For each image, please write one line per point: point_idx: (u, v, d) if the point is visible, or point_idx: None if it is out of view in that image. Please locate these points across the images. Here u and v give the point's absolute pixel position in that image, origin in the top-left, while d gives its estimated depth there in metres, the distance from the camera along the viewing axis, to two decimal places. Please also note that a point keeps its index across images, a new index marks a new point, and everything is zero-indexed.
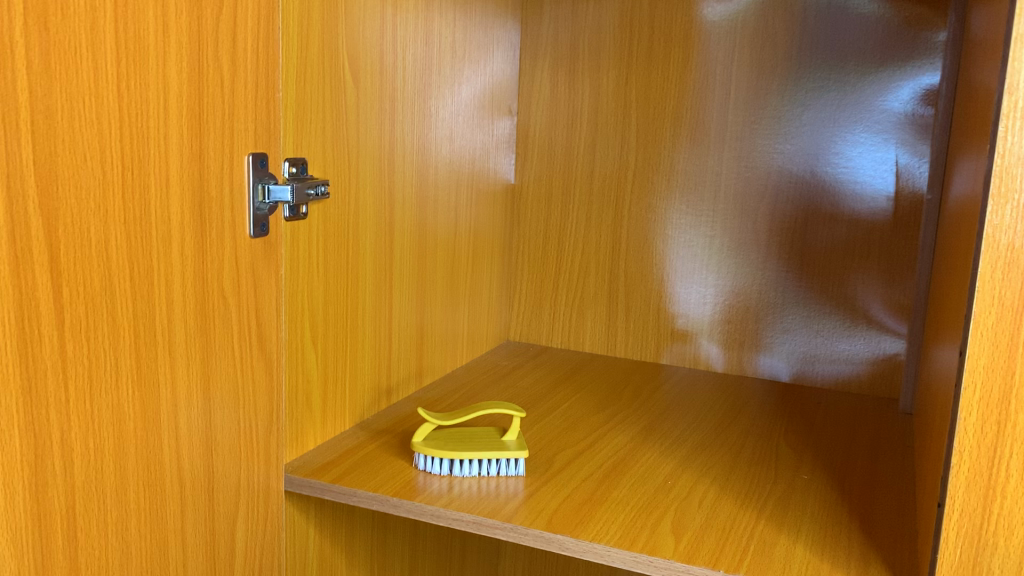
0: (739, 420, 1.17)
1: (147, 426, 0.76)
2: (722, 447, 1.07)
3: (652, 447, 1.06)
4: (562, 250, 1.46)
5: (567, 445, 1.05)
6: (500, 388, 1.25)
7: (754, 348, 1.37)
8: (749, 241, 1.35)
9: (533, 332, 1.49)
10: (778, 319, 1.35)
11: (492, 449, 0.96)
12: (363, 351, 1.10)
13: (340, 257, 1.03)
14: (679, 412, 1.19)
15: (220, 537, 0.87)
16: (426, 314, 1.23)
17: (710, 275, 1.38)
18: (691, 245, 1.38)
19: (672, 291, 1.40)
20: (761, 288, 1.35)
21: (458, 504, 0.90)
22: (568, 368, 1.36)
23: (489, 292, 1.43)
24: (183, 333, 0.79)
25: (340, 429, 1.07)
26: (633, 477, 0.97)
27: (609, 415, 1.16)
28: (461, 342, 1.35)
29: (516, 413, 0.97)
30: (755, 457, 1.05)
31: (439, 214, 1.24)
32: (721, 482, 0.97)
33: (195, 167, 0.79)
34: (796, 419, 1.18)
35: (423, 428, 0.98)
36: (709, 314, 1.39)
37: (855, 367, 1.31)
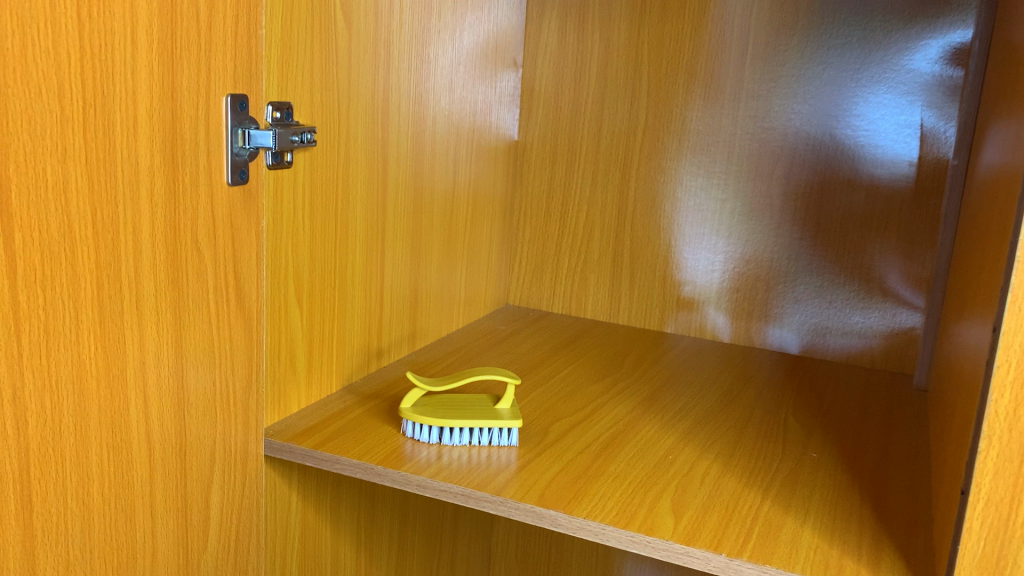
0: (745, 393, 1.12)
1: (112, 385, 0.71)
2: (727, 420, 1.02)
3: (653, 418, 1.01)
4: (566, 211, 1.40)
5: (563, 415, 1.00)
6: (496, 354, 1.20)
7: (763, 318, 1.31)
8: (762, 207, 1.29)
9: (533, 297, 1.44)
10: (789, 289, 1.29)
11: (484, 417, 0.91)
12: (352, 311, 1.04)
13: (327, 210, 0.97)
14: (681, 383, 1.13)
15: (194, 503, 0.82)
16: (420, 274, 1.18)
17: (719, 241, 1.32)
18: (701, 210, 1.32)
19: (680, 257, 1.34)
20: (773, 256, 1.29)
21: (446, 474, 0.85)
22: (569, 335, 1.30)
23: (489, 253, 1.37)
24: (152, 286, 0.74)
25: (326, 392, 1.02)
26: (631, 450, 0.92)
27: (609, 384, 1.11)
28: (457, 304, 1.29)
29: (510, 380, 0.92)
30: (760, 432, 0.99)
31: (436, 169, 1.18)
32: (723, 458, 0.92)
33: (167, 106, 0.73)
34: (805, 393, 1.13)
35: (412, 393, 0.93)
36: (718, 281, 1.33)
37: (868, 341, 1.26)
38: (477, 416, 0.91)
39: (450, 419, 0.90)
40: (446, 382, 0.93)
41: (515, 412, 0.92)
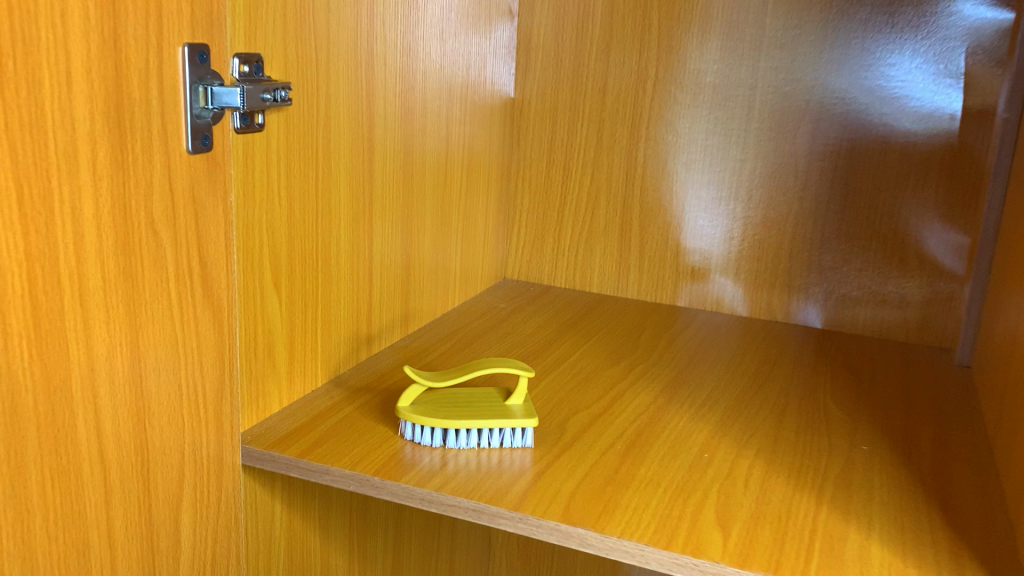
0: (776, 374, 1.01)
1: (53, 399, 0.59)
2: (761, 409, 0.91)
3: (680, 408, 0.90)
4: (569, 175, 1.27)
5: (579, 408, 0.89)
6: (498, 337, 1.08)
7: (786, 290, 1.20)
8: (785, 167, 1.17)
9: (534, 270, 1.32)
10: (816, 258, 1.18)
11: (495, 416, 0.79)
12: (337, 295, 0.92)
13: (306, 181, 0.84)
14: (704, 364, 1.02)
15: (161, 527, 0.70)
16: (412, 248, 1.06)
17: (738, 206, 1.20)
18: (718, 171, 1.20)
19: (695, 224, 1.23)
20: (798, 221, 1.18)
21: (454, 486, 0.73)
22: (575, 312, 1.19)
23: (485, 223, 1.25)
24: (98, 277, 0.61)
25: (310, 387, 0.90)
26: (661, 449, 0.81)
27: (626, 369, 1.00)
28: (452, 280, 1.17)
29: (523, 373, 0.80)
30: (800, 422, 0.89)
31: (427, 130, 1.05)
32: (765, 455, 0.81)
33: (108, 57, 0.59)
34: (842, 373, 1.02)
35: (411, 390, 0.81)
36: (736, 250, 1.22)
37: (904, 312, 1.15)
38: (487, 414, 0.79)
39: (456, 419, 0.78)
40: (449, 376, 0.82)
41: (529, 409, 0.81)
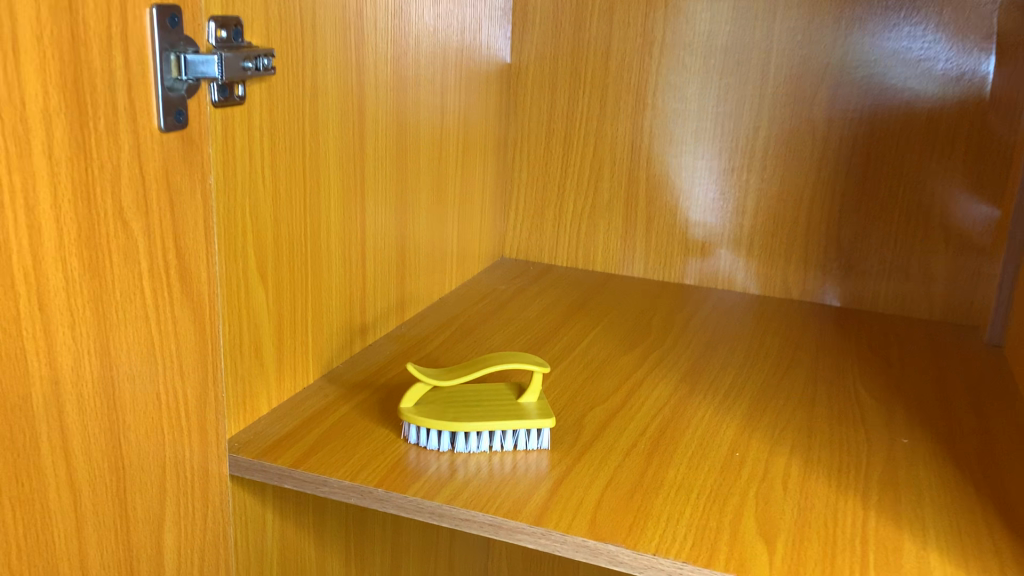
0: (799, 359, 0.94)
1: (11, 419, 0.51)
2: (789, 399, 0.85)
3: (703, 400, 0.84)
4: (570, 147, 1.20)
5: (595, 403, 0.82)
6: (501, 324, 1.01)
7: (802, 266, 1.13)
8: (802, 136, 1.10)
9: (533, 248, 1.24)
10: (834, 232, 1.11)
11: (509, 416, 0.72)
12: (329, 282, 0.84)
13: (293, 159, 0.76)
14: (722, 349, 0.96)
15: (142, 551, 0.63)
16: (407, 229, 0.98)
17: (751, 178, 1.13)
18: (730, 141, 1.13)
19: (704, 197, 1.15)
20: (815, 193, 1.11)
21: (467, 496, 0.66)
22: (580, 294, 1.12)
23: (481, 199, 1.17)
24: (59, 276, 0.53)
25: (302, 385, 0.82)
26: (688, 448, 0.75)
27: (640, 356, 0.93)
28: (449, 261, 1.09)
29: (538, 369, 0.73)
30: (832, 413, 0.82)
31: (421, 100, 0.97)
32: (801, 453, 0.75)
33: (63, 21, 0.51)
34: (869, 356, 0.96)
35: (415, 389, 0.74)
36: (749, 224, 1.15)
37: (928, 289, 1.09)
38: (499, 414, 0.72)
39: (465, 421, 0.71)
40: (456, 373, 0.74)
41: (544, 408, 0.74)
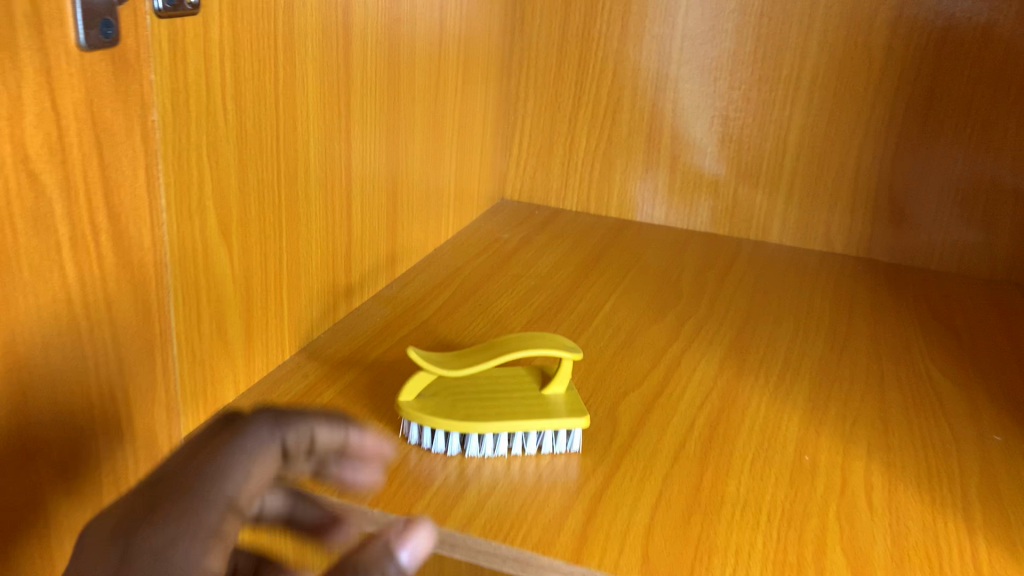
0: (855, 329, 0.82)
1: None
2: (854, 384, 0.72)
3: (754, 384, 0.71)
4: (583, 73, 1.04)
5: (628, 387, 0.69)
6: (507, 283, 0.87)
7: (847, 216, 1.00)
8: (856, 65, 0.95)
9: (538, 189, 1.10)
10: (886, 178, 0.97)
11: (533, 411, 0.59)
12: (308, 238, 0.69)
13: (262, 86, 0.60)
14: (767, 316, 0.82)
15: None
16: (399, 170, 0.82)
17: (794, 113, 0.98)
18: (772, 70, 0.97)
19: (738, 134, 1.01)
20: (867, 132, 0.96)
21: (486, 520, 0.53)
22: (595, 245, 0.98)
23: (482, 133, 1.01)
24: None
25: (275, 362, 0.68)
26: (748, 451, 0.62)
27: (674, 326, 0.79)
28: (445, 206, 0.94)
29: (567, 357, 0.60)
30: (906, 402, 0.70)
31: (418, 13, 0.80)
32: (880, 456, 0.63)
33: None
34: (932, 325, 0.84)
35: (417, 380, 0.60)
36: (788, 167, 1.00)
37: (990, 242, 0.96)
38: (521, 411, 0.59)
39: (481, 420, 0.57)
40: (466, 358, 0.60)
41: (575, 402, 0.60)
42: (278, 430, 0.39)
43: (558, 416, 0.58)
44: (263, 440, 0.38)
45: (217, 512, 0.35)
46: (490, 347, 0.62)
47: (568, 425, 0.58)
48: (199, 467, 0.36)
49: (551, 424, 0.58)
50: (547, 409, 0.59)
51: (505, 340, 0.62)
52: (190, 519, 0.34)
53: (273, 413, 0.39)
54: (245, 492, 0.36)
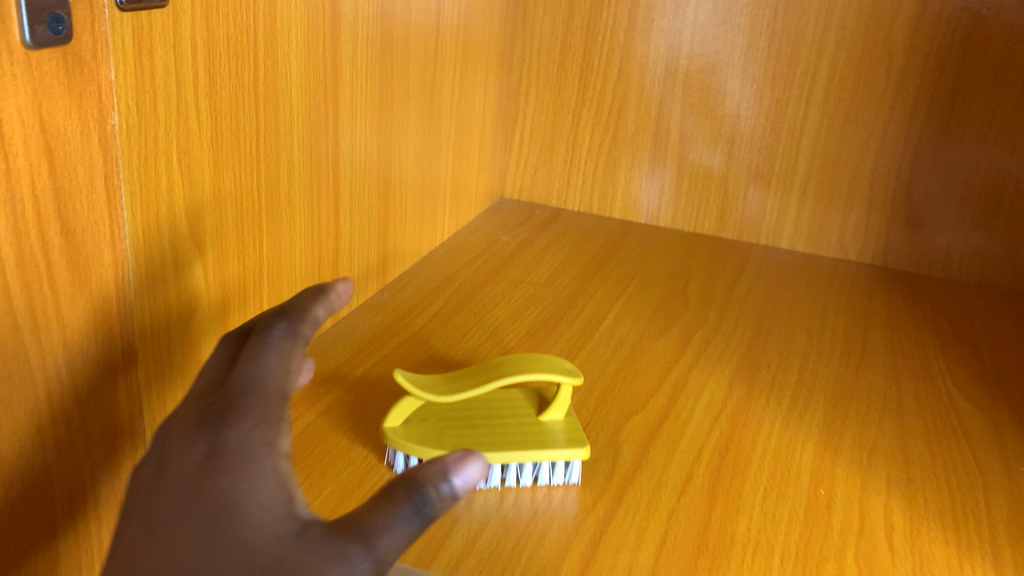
0: (872, 345, 0.77)
1: None
2: (871, 408, 0.68)
3: (766, 406, 0.66)
4: (589, 67, 0.99)
5: (633, 410, 0.64)
6: (505, 289, 0.83)
7: (862, 222, 0.95)
8: (876, 63, 0.90)
9: (539, 187, 1.05)
10: (905, 182, 0.93)
11: (529, 440, 0.54)
12: (292, 246, 0.65)
13: (240, 85, 0.55)
14: (778, 330, 0.78)
15: None
16: (392, 170, 0.78)
17: (810, 113, 0.93)
18: (787, 67, 0.92)
19: (750, 134, 0.96)
20: (886, 134, 0.92)
21: (476, 563, 0.49)
22: (598, 249, 0.93)
23: (481, 129, 0.97)
24: None
25: None
26: (760, 483, 0.57)
27: (681, 341, 0.75)
28: (441, 207, 0.90)
29: (566, 382, 0.55)
30: (927, 428, 0.66)
31: (415, 3, 0.75)
32: (900, 490, 0.58)
33: None
34: (954, 341, 0.79)
35: (405, 405, 0.55)
36: (801, 169, 0.95)
37: (1012, 252, 0.92)
38: (516, 441, 0.54)
39: (472, 450, 0.53)
40: (457, 383, 0.56)
41: (574, 430, 0.56)
42: (296, 332, 0.42)
43: (556, 445, 0.54)
44: (279, 338, 0.41)
45: (277, 404, 0.38)
46: (483, 370, 0.57)
47: (567, 455, 0.54)
48: (244, 375, 0.39)
49: (548, 455, 0.53)
50: (544, 438, 0.55)
51: (499, 363, 0.57)
52: (255, 414, 0.37)
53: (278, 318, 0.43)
54: (287, 382, 0.39)
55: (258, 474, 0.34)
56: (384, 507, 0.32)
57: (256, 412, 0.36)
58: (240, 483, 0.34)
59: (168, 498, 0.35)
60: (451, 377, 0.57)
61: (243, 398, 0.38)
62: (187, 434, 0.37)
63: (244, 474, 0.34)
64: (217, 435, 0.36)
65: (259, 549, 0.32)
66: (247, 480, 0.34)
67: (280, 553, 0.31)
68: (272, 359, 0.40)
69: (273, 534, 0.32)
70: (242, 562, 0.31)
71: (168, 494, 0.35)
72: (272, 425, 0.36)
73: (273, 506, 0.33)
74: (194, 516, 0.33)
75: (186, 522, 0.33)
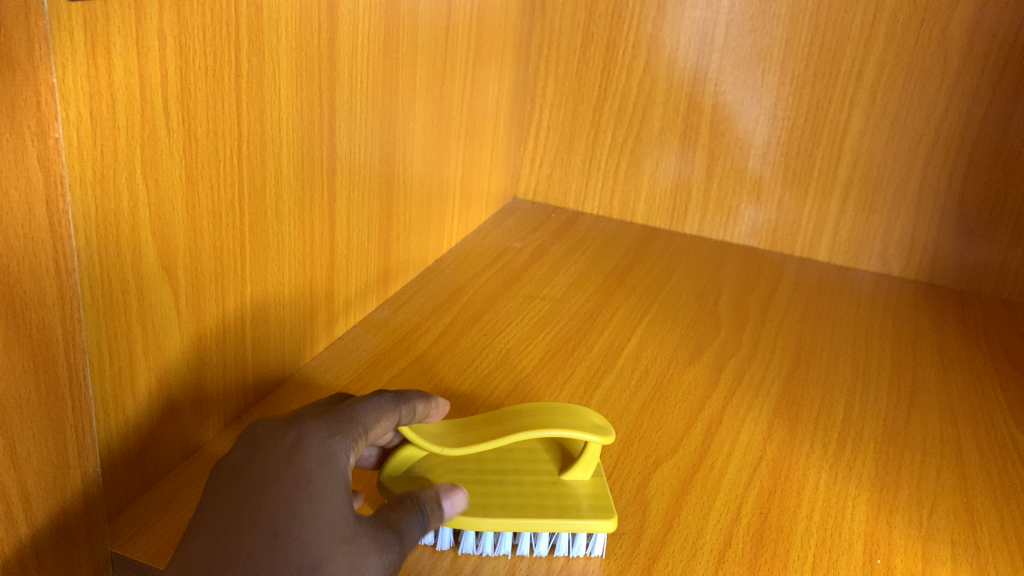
0: (924, 378, 0.70)
1: None
2: (927, 455, 0.60)
3: (809, 453, 0.59)
4: (612, 59, 0.91)
5: (661, 456, 0.57)
6: (519, 306, 0.75)
7: (906, 233, 0.88)
8: (930, 61, 0.81)
9: (555, 188, 0.98)
10: (956, 192, 0.85)
11: (548, 504, 0.47)
12: (281, 265, 0.57)
13: (220, 86, 0.47)
14: (819, 360, 0.71)
15: None
16: (396, 176, 0.70)
17: (854, 115, 0.85)
18: (830, 64, 0.84)
19: (787, 135, 0.88)
20: (938, 139, 0.84)
21: None
22: (620, 259, 0.86)
23: (494, 126, 0.89)
24: None
25: (238, 413, 0.57)
26: (808, 550, 0.50)
27: (712, 371, 0.68)
28: (449, 212, 0.83)
29: (594, 441, 0.48)
30: (992, 481, 0.58)
31: None
32: (967, 559, 0.51)
33: None
34: (1013, 374, 0.72)
35: (407, 455, 0.48)
36: (843, 176, 0.88)
37: None
38: (532, 506, 0.47)
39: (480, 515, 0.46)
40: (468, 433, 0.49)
41: (600, 496, 0.48)
42: (400, 399, 0.47)
43: (579, 514, 0.47)
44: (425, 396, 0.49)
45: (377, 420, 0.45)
46: (500, 420, 0.50)
47: (591, 526, 0.46)
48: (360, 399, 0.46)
49: (570, 525, 0.46)
50: (566, 503, 0.47)
51: (517, 413, 0.50)
52: (350, 419, 0.44)
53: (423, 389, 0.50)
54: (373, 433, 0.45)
55: (335, 471, 0.40)
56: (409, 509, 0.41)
57: (343, 430, 0.43)
58: (320, 469, 0.40)
59: (247, 471, 0.40)
60: (462, 426, 0.50)
61: (334, 417, 0.44)
62: (276, 429, 0.43)
63: (322, 466, 0.40)
64: (305, 429, 0.42)
65: (329, 524, 0.38)
66: (323, 469, 0.40)
67: (346, 532, 0.38)
68: (369, 407, 0.45)
69: (341, 518, 0.39)
70: (313, 538, 0.37)
71: (250, 476, 0.40)
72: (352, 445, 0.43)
73: (338, 507, 0.39)
74: (274, 490, 0.39)
75: (264, 494, 0.39)
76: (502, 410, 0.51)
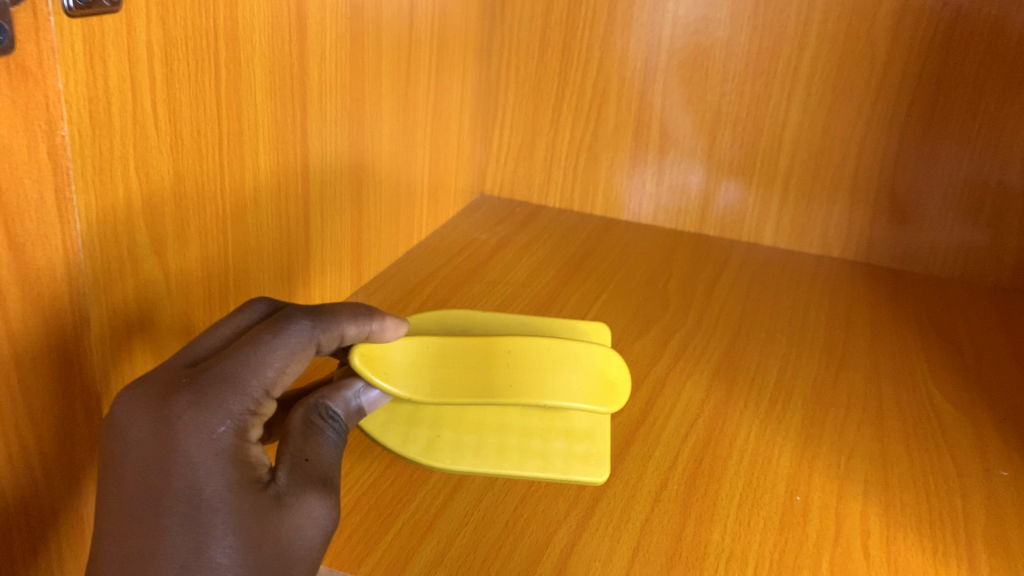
0: (853, 345, 0.76)
1: None
2: (851, 411, 0.67)
3: (743, 410, 0.66)
4: (568, 62, 0.97)
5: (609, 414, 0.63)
6: (484, 288, 0.82)
7: (844, 217, 0.95)
8: (859, 57, 0.88)
9: (519, 184, 1.05)
10: (887, 177, 0.92)
11: (535, 451, 0.51)
12: (261, 251, 0.63)
13: (202, 90, 0.53)
14: (757, 330, 0.77)
15: None
16: (365, 172, 0.76)
17: (792, 108, 0.92)
18: (768, 62, 0.91)
19: (731, 128, 0.95)
20: (868, 130, 0.91)
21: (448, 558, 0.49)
22: (578, 247, 0.93)
23: (459, 126, 0.95)
24: None
25: None
26: (734, 490, 0.57)
27: (659, 341, 0.74)
28: (419, 205, 0.89)
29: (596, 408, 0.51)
30: (905, 430, 0.65)
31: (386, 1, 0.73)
32: (877, 495, 0.57)
33: None
34: (934, 340, 0.78)
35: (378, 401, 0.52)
36: (784, 165, 0.94)
37: (996, 245, 0.91)
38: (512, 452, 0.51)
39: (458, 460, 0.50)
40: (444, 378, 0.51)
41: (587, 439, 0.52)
42: (314, 334, 0.45)
43: (561, 463, 0.51)
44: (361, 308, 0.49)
45: (274, 370, 0.43)
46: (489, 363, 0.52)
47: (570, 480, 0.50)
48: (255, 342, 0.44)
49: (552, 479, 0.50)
50: (550, 451, 0.51)
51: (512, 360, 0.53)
52: (235, 387, 0.41)
53: (353, 303, 0.49)
54: (275, 384, 0.43)
55: (229, 472, 0.39)
56: (317, 434, 0.46)
57: (230, 409, 0.41)
58: (213, 476, 0.39)
59: (135, 477, 0.39)
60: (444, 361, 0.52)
61: (218, 386, 0.41)
62: (148, 408, 0.40)
63: (211, 472, 0.39)
64: (192, 410, 0.40)
65: (247, 531, 0.39)
66: (215, 475, 0.39)
67: (265, 524, 0.40)
68: (275, 356, 0.44)
69: (258, 513, 0.40)
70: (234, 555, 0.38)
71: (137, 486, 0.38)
72: (246, 419, 0.41)
73: (246, 513, 0.39)
74: (170, 509, 0.38)
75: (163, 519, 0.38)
76: (503, 343, 0.54)
